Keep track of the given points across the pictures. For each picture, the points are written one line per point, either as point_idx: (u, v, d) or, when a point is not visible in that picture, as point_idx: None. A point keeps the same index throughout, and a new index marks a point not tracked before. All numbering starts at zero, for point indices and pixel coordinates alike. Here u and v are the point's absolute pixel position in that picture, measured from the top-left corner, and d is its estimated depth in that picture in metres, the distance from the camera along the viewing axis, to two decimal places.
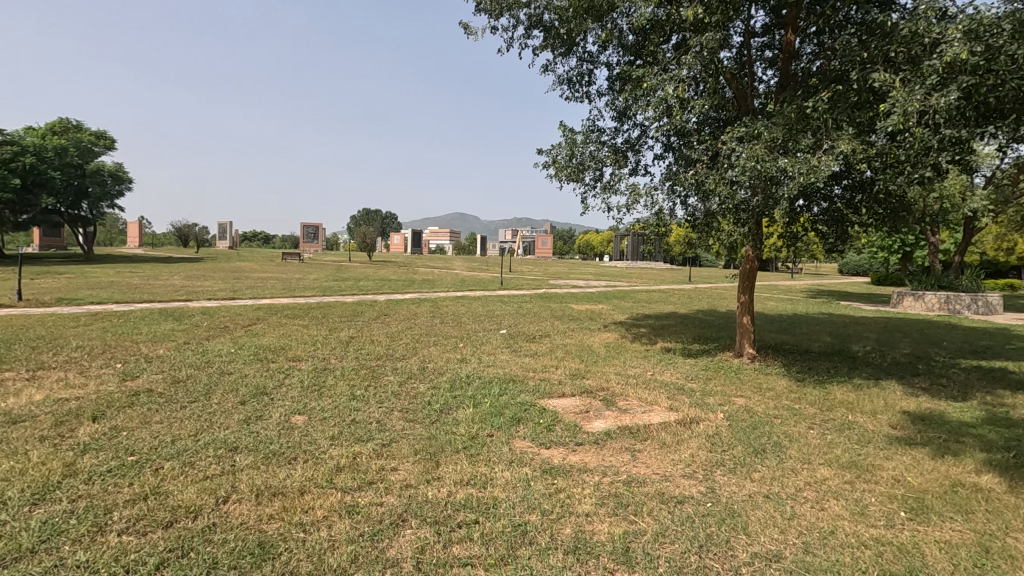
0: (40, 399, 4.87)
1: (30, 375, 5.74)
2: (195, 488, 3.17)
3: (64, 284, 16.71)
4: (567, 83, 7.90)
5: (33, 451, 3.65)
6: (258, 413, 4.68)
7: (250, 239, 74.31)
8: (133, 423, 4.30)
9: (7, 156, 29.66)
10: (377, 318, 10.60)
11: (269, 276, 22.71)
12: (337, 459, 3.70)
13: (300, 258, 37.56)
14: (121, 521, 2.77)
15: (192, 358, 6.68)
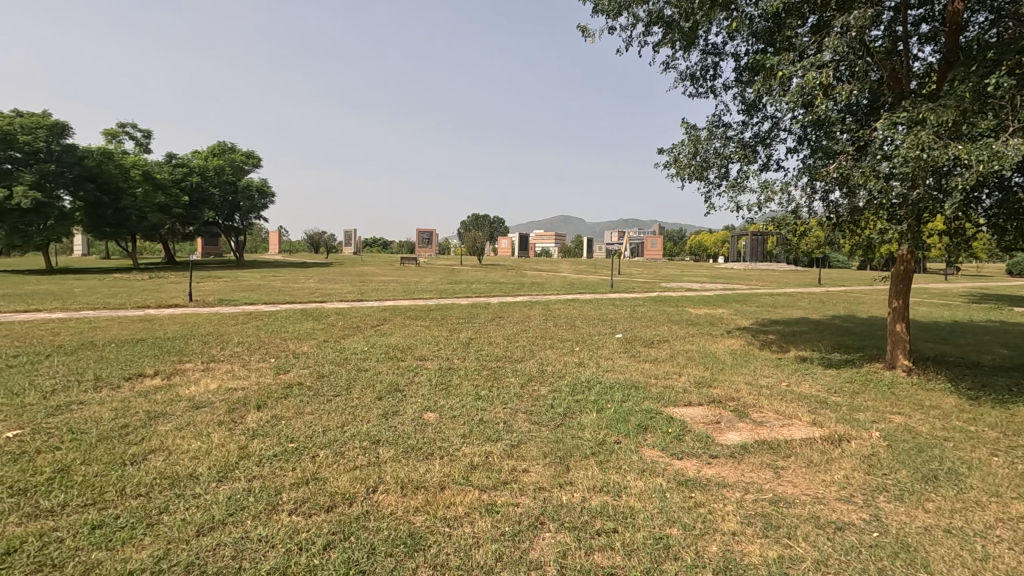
0: (214, 388, 5.58)
1: (206, 366, 6.62)
2: (348, 477, 3.43)
3: (224, 287, 19.10)
4: (689, 79, 7.58)
5: (214, 433, 4.18)
6: (393, 409, 4.98)
7: (371, 245, 80.24)
8: (289, 413, 4.77)
9: (178, 176, 35.16)
10: (492, 320, 10.87)
11: (391, 279, 24.26)
12: (470, 457, 3.83)
13: (416, 262, 39.74)
14: (289, 502, 3.07)
15: (332, 355, 7.28)
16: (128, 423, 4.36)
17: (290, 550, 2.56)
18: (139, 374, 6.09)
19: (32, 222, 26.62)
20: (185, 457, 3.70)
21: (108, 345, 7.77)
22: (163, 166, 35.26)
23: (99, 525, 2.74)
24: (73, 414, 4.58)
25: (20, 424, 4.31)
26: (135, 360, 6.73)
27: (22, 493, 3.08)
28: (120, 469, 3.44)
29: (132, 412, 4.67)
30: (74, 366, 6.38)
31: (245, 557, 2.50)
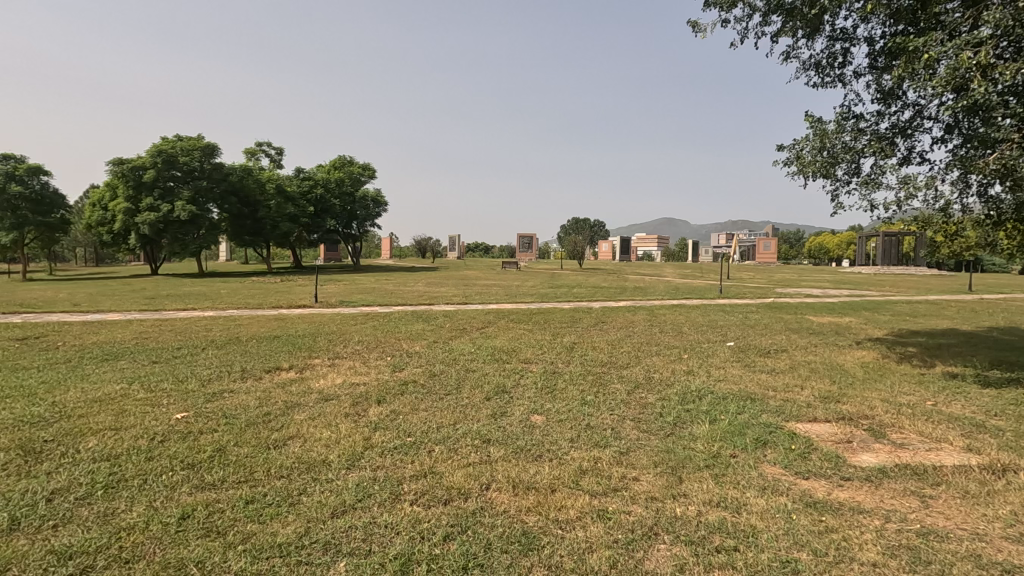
0: (339, 383, 6.07)
1: (331, 362, 7.22)
2: (462, 472, 3.58)
3: (344, 290, 20.74)
4: (814, 68, 7.03)
5: (342, 424, 4.55)
6: (502, 409, 5.11)
7: (474, 250, 82.90)
8: (405, 408, 5.07)
9: (306, 188, 38.85)
10: (595, 325, 10.78)
11: (494, 283, 24.94)
12: (579, 461, 3.83)
13: (517, 266, 40.36)
14: (410, 492, 3.26)
15: (442, 356, 7.62)
16: (270, 411, 4.87)
17: (413, 539, 2.72)
18: (277, 367, 6.79)
19: (189, 232, 30.62)
20: (318, 444, 4.06)
21: (251, 341, 8.74)
22: (293, 180, 38.95)
23: (251, 500, 3.10)
24: (227, 400, 5.22)
25: (186, 407, 4.98)
26: (274, 355, 7.52)
27: (191, 467, 3.57)
28: (266, 452, 3.85)
29: (272, 401, 5.22)
30: (225, 359, 7.27)
31: (373, 541, 2.69)
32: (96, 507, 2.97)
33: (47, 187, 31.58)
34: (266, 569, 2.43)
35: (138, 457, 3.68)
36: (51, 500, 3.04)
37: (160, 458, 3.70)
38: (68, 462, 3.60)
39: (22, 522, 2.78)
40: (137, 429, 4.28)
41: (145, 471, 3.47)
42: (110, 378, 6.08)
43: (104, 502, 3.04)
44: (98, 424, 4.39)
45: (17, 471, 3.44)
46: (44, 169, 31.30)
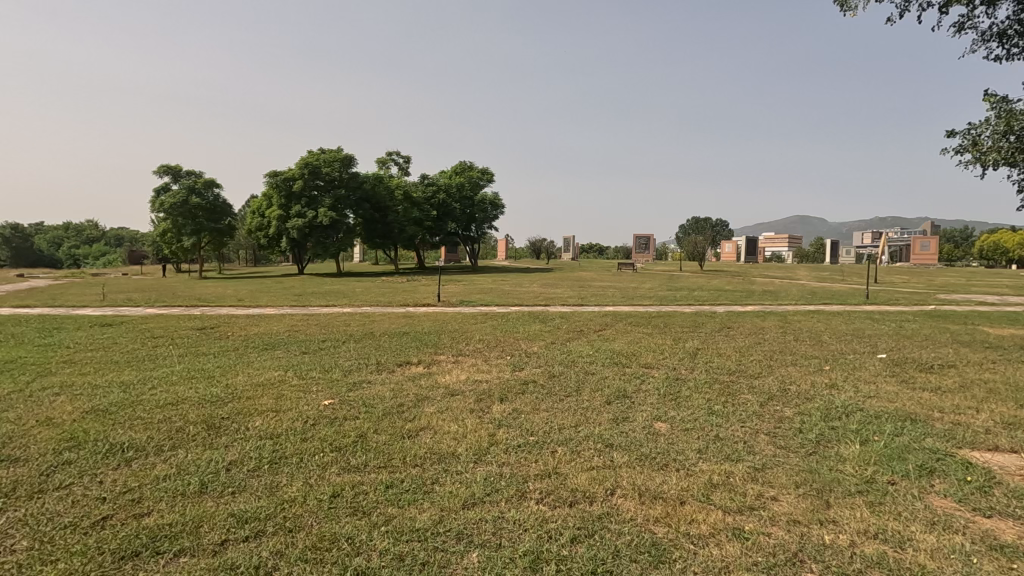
0: (464, 379, 6.34)
1: (456, 358, 7.58)
2: (586, 475, 3.57)
3: (465, 290, 21.73)
4: (996, 38, 6.04)
5: (468, 419, 4.75)
6: (623, 414, 5.01)
7: (589, 250, 82.44)
8: (527, 408, 5.16)
9: (430, 194, 41.31)
10: (720, 330, 10.18)
11: (609, 285, 24.58)
12: (708, 474, 3.63)
13: (633, 267, 39.34)
14: (535, 491, 3.31)
15: (561, 357, 7.65)
16: (403, 402, 5.22)
17: (541, 537, 2.76)
18: (407, 361, 7.26)
19: (330, 236, 33.93)
20: (447, 437, 4.27)
21: (383, 336, 9.44)
22: (419, 186, 41.54)
23: (391, 485, 3.34)
24: (365, 391, 5.68)
25: (332, 394, 5.51)
26: (404, 350, 8.06)
27: (338, 450, 3.92)
28: (401, 441, 4.13)
29: (405, 393, 5.59)
30: (362, 352, 7.93)
31: (503, 536, 2.76)
32: (263, 479, 3.37)
33: (218, 198, 36.57)
34: (407, 551, 2.60)
35: (295, 437, 4.14)
36: (229, 470, 3.50)
37: (312, 440, 4.12)
38: (241, 437, 4.14)
39: (208, 487, 3.24)
40: (293, 412, 4.81)
41: (301, 450, 3.89)
42: (269, 366, 6.89)
43: (269, 475, 3.44)
44: (262, 405, 5.01)
45: (203, 442, 4.02)
46: (217, 182, 36.28)
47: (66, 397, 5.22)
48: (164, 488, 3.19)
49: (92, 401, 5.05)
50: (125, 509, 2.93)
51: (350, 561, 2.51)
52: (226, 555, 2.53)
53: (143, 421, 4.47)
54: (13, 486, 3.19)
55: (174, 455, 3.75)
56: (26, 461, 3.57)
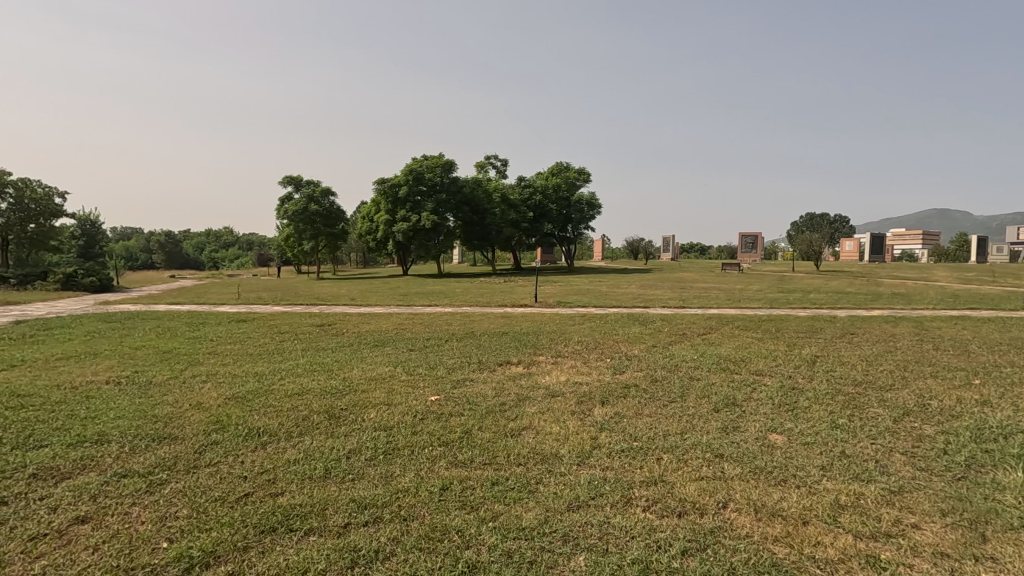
0: (564, 380, 6.34)
1: (555, 359, 7.61)
2: (695, 485, 3.42)
3: (561, 290, 21.77)
4: None
5: (569, 421, 4.73)
6: (734, 424, 4.74)
7: (690, 250, 79.13)
8: (630, 412, 5.04)
9: (527, 195, 41.69)
10: (841, 336, 9.32)
11: (713, 286, 23.38)
12: (834, 494, 3.33)
13: (740, 268, 37.10)
14: (642, 498, 3.22)
15: (663, 361, 7.40)
16: (505, 401, 5.32)
17: (650, 547, 2.68)
18: (508, 361, 7.39)
19: (432, 239, 35.42)
20: (549, 437, 4.29)
21: (484, 336, 9.69)
22: (516, 189, 42.14)
23: (496, 482, 3.41)
24: (468, 388, 5.87)
25: (438, 390, 5.75)
26: (504, 350, 8.22)
27: (446, 444, 4.09)
28: (504, 440, 4.21)
29: (507, 393, 5.69)
30: (464, 350, 8.20)
31: (610, 542, 2.72)
32: (379, 468, 3.59)
33: (333, 204, 39.51)
34: (514, 548, 2.64)
35: (406, 430, 4.37)
36: (348, 458, 3.77)
37: (422, 433, 4.32)
38: (358, 428, 4.44)
39: (332, 472, 3.51)
40: (403, 406, 5.08)
41: (412, 443, 4.09)
42: (380, 361, 7.33)
43: (384, 465, 3.66)
44: (375, 399, 5.34)
45: (326, 430, 4.36)
46: (332, 190, 39.19)
47: (212, 384, 5.93)
48: (293, 471, 3.51)
49: (232, 389, 5.67)
50: (263, 488, 3.25)
51: (461, 553, 2.60)
52: (350, 537, 2.72)
53: (275, 409, 4.94)
54: (174, 460, 3.66)
55: (301, 441, 4.11)
56: (183, 440, 4.08)
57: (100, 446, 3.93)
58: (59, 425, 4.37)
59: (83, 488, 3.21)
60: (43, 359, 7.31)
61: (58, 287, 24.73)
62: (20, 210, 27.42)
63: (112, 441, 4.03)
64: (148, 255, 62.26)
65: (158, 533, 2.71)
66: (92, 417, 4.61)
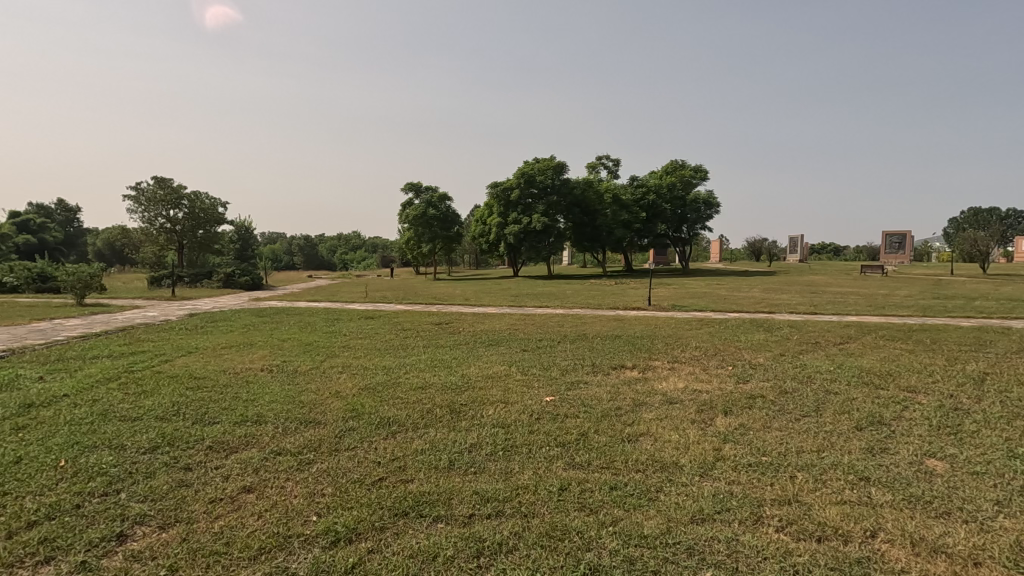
0: (682, 387, 6.08)
1: (672, 365, 7.34)
2: (835, 508, 3.13)
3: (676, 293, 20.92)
4: None
5: (689, 430, 4.55)
6: (880, 445, 4.25)
7: (822, 251, 72.31)
8: (756, 425, 4.72)
9: (639, 195, 40.46)
10: (1019, 351, 7.97)
11: (850, 290, 21.14)
12: (1013, 535, 2.86)
13: (884, 271, 33.09)
14: (774, 517, 3.01)
15: (793, 371, 6.83)
16: (621, 405, 5.23)
17: (785, 571, 2.50)
18: (622, 365, 7.25)
19: (542, 241, 35.84)
20: (668, 446, 4.15)
21: (596, 338, 9.59)
22: (628, 189, 41.14)
23: (615, 487, 3.37)
24: (583, 390, 5.85)
25: (552, 391, 5.80)
26: (617, 353, 8.09)
27: (562, 445, 4.12)
28: (621, 444, 4.14)
29: (622, 397, 5.59)
30: (577, 352, 8.17)
31: (740, 560, 2.58)
32: (499, 464, 3.71)
33: (449, 208, 41.35)
34: (636, 556, 2.60)
35: (523, 428, 4.47)
36: (470, 451, 3.94)
37: (539, 432, 4.40)
38: (478, 423, 4.62)
39: (455, 464, 3.69)
40: (519, 405, 5.20)
41: (529, 441, 4.18)
42: (496, 360, 7.57)
43: (503, 461, 3.78)
44: (493, 396, 5.52)
45: (448, 424, 4.59)
46: (449, 195, 41.03)
47: (348, 374, 6.52)
48: (421, 460, 3.74)
49: (364, 380, 6.18)
50: (394, 474, 3.51)
51: (583, 554, 2.61)
52: (475, 528, 2.83)
53: (402, 401, 5.30)
54: (318, 443, 4.06)
55: (427, 432, 4.36)
56: (325, 424, 4.52)
57: (259, 425, 4.48)
58: (227, 405, 5.05)
59: (248, 462, 3.68)
60: (212, 348, 8.47)
61: (219, 284, 28.68)
62: (192, 218, 31.95)
63: (268, 422, 4.57)
64: (290, 257, 69.52)
65: (308, 507, 3.03)
66: (251, 399, 5.27)
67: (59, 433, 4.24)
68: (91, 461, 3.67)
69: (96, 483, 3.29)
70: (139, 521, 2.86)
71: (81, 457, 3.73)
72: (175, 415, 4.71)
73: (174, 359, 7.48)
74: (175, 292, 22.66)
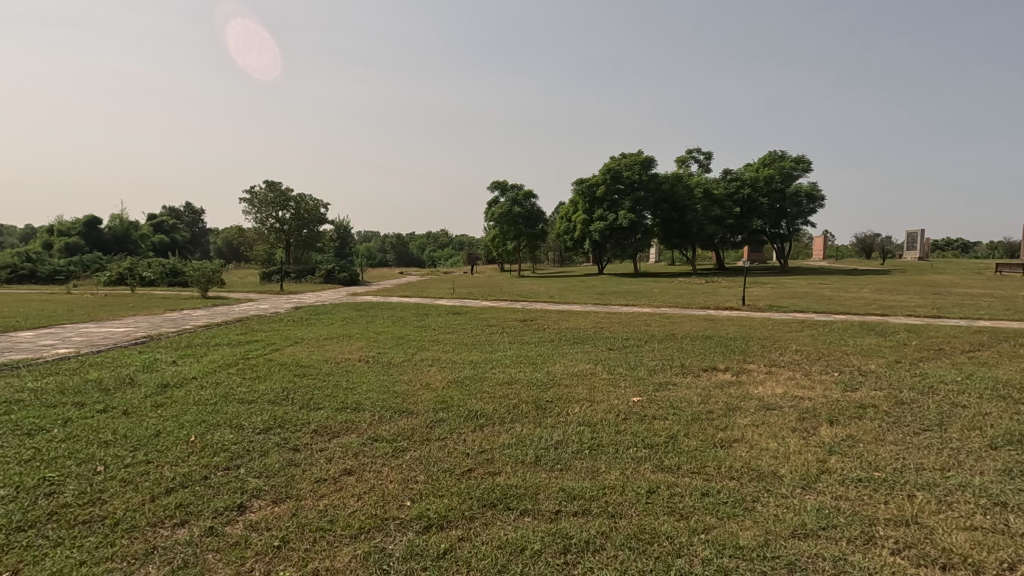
0: (781, 393, 5.71)
1: (769, 369, 6.91)
2: (964, 534, 2.80)
3: (774, 292, 19.64)
4: None
5: (789, 438, 4.27)
6: (1021, 467, 3.74)
7: (946, 247, 64.82)
8: (867, 436, 4.34)
9: (733, 189, 38.38)
10: None
11: (982, 291, 18.76)
12: None
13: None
14: (889, 538, 2.76)
15: (911, 380, 6.19)
16: (712, 410, 5.00)
17: None
18: (713, 367, 6.94)
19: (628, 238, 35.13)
20: (765, 454, 3.92)
21: (686, 338, 9.24)
22: (720, 183, 39.21)
23: (707, 493, 3.23)
24: (672, 392, 5.67)
25: (640, 391, 5.67)
26: (709, 354, 7.74)
27: (650, 447, 4.01)
28: (713, 449, 3.97)
29: (714, 400, 5.35)
30: (666, 353, 7.92)
31: None
32: (585, 462, 3.69)
33: (534, 206, 41.55)
34: (731, 567, 2.48)
35: (610, 428, 4.41)
36: (556, 448, 3.95)
37: (626, 433, 4.32)
38: (563, 421, 4.62)
39: (542, 460, 3.72)
40: (605, 404, 5.13)
41: (616, 441, 4.12)
42: (581, 358, 7.53)
43: (590, 459, 3.76)
44: (578, 394, 5.49)
45: (533, 420, 4.63)
46: (533, 193, 41.22)
47: (437, 367, 6.76)
48: (508, 454, 3.81)
49: (453, 373, 6.39)
50: (482, 466, 3.60)
51: (673, 560, 2.54)
52: (561, 524, 2.84)
53: (489, 395, 5.41)
54: (411, 432, 4.26)
55: (513, 427, 4.43)
56: (417, 414, 4.73)
57: (357, 413, 4.77)
58: (329, 392, 5.42)
59: (349, 446, 3.94)
60: (315, 339, 9.12)
61: (320, 279, 30.77)
62: (297, 219, 34.49)
63: (365, 410, 4.85)
64: (383, 254, 73.08)
65: (403, 493, 3.18)
66: (351, 387, 5.64)
67: (190, 411, 4.76)
68: (216, 437, 4.09)
69: (220, 458, 3.66)
70: (255, 494, 3.15)
71: (207, 434, 4.17)
72: (284, 400, 5.13)
73: (283, 348, 8.14)
74: (283, 287, 24.62)
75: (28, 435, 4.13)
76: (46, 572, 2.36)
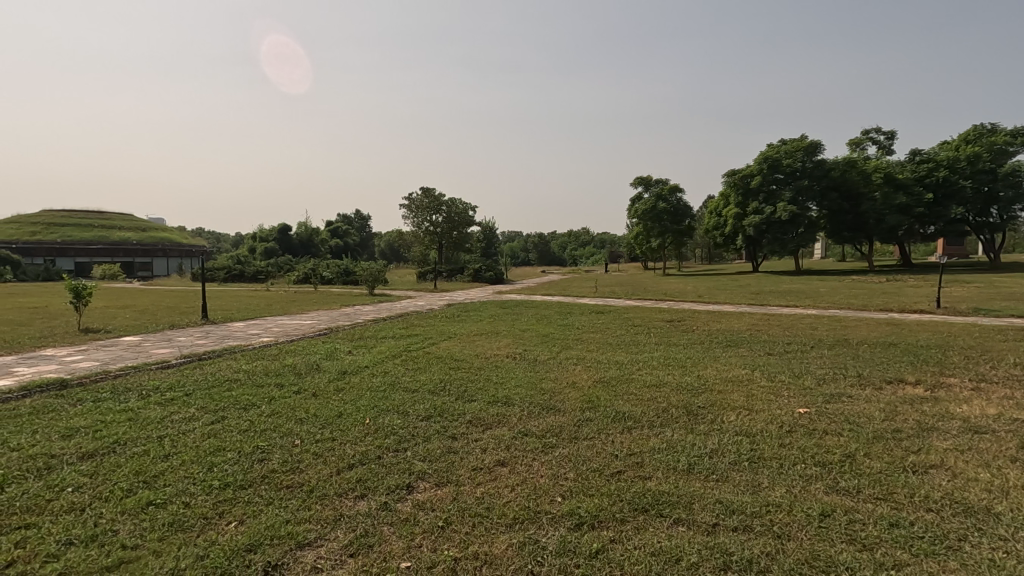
0: (993, 414, 4.77)
1: (975, 384, 5.81)
2: None
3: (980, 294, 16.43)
4: None
5: (1008, 470, 3.54)
6: None
7: None
8: None
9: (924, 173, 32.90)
10: None
11: None
12: None
13: None
14: None
15: None
16: (900, 428, 4.35)
17: None
18: (900, 379, 6.03)
19: (789, 232, 31.96)
20: (975, 485, 3.31)
21: (862, 345, 8.14)
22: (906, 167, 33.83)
23: (897, 525, 2.82)
24: (847, 405, 5.04)
25: (807, 402, 5.13)
26: (893, 364, 6.73)
27: (822, 465, 3.62)
28: (903, 474, 3.45)
29: (902, 418, 4.65)
30: (837, 361, 7.06)
31: None
32: (744, 475, 3.45)
33: (680, 201, 39.68)
34: None
35: (773, 441, 4.06)
36: (711, 457, 3.74)
37: (792, 448, 3.94)
38: (719, 429, 4.35)
39: (696, 468, 3.55)
40: (766, 414, 4.73)
41: (780, 455, 3.78)
42: (736, 362, 7.02)
43: (750, 472, 3.50)
44: (735, 401, 5.12)
45: (685, 425, 4.43)
46: (680, 188, 39.39)
47: (582, 366, 6.79)
48: (659, 459, 3.69)
49: (599, 373, 6.37)
50: (632, 469, 3.53)
51: None
52: (719, 538, 2.69)
53: (636, 397, 5.30)
54: (560, 429, 4.33)
55: (664, 432, 4.28)
56: (564, 412, 4.78)
57: (508, 407, 4.99)
58: (481, 386, 5.73)
59: (501, 438, 4.13)
60: (466, 334, 9.68)
61: (468, 278, 32.61)
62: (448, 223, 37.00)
63: (515, 405, 5.03)
64: (526, 254, 75.21)
65: (555, 488, 3.25)
66: (501, 383, 5.89)
67: (363, 396, 5.35)
68: (387, 421, 4.55)
69: (390, 440, 4.07)
70: (420, 477, 3.45)
71: (379, 418, 4.65)
72: (442, 391, 5.53)
73: (438, 342, 8.77)
74: (436, 285, 26.52)
75: (244, 409, 4.96)
76: (262, 525, 2.82)
